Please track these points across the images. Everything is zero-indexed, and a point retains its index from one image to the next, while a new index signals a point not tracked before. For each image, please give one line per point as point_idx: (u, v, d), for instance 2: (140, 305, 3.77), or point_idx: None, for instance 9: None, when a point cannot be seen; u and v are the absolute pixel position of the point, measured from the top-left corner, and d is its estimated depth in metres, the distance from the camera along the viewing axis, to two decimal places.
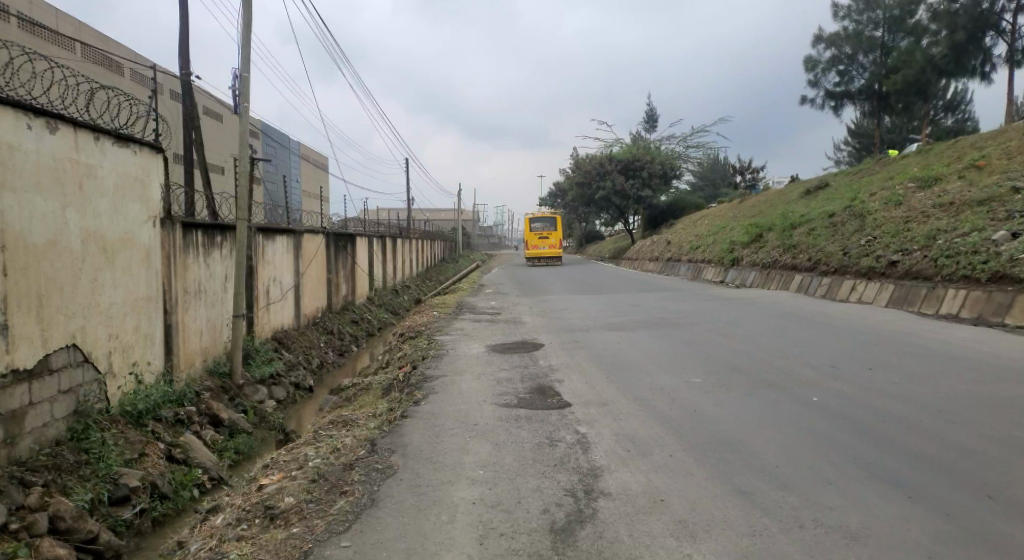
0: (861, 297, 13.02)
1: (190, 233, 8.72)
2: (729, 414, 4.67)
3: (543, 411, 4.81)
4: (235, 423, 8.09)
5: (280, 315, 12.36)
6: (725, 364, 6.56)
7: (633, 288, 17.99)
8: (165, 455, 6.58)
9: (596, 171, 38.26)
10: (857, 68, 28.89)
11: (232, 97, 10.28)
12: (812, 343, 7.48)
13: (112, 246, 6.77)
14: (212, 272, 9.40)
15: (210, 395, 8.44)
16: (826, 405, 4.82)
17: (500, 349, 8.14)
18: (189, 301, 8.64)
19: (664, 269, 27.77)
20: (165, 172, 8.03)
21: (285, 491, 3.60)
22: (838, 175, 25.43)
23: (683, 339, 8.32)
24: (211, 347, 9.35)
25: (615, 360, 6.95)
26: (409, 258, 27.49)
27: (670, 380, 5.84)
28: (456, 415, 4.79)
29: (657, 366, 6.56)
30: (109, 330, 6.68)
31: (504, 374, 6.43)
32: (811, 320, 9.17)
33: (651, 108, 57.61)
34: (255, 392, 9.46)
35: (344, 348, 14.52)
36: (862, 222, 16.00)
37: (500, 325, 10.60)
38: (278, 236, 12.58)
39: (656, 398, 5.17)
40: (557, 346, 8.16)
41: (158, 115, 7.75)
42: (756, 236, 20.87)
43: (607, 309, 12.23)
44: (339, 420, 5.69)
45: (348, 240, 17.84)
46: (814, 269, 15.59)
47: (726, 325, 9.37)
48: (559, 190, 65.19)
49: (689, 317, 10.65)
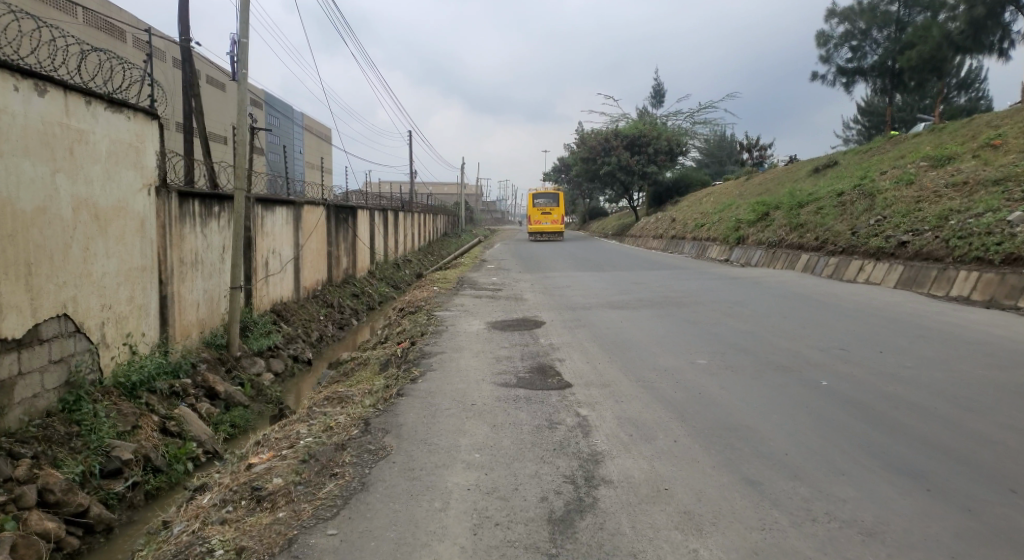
0: (868, 278, 12.81)
1: (187, 203, 8.49)
2: (736, 397, 4.52)
3: (543, 391, 4.66)
4: (231, 396, 7.98)
5: (279, 287, 12.21)
6: (731, 345, 6.40)
7: (636, 265, 17.79)
8: (160, 428, 6.43)
9: (602, 146, 37.76)
10: (871, 44, 28.14)
11: (229, 63, 9.97)
12: (820, 324, 7.30)
13: (105, 215, 6.45)
14: (209, 243, 9.19)
15: (206, 367, 8.31)
16: (836, 390, 4.66)
17: (501, 326, 7.98)
18: (185, 273, 8.45)
19: (668, 247, 27.54)
20: (161, 138, 7.71)
21: (274, 471, 3.47)
22: (847, 153, 25.00)
23: (687, 319, 8.15)
24: (208, 319, 9.19)
25: (618, 339, 6.79)
26: (411, 231, 27.28)
27: (674, 361, 5.69)
28: (454, 393, 4.65)
29: (661, 346, 6.40)
30: (102, 300, 6.40)
31: (504, 352, 6.29)
32: (818, 301, 8.99)
33: (658, 83, 56.69)
34: (253, 364, 9.35)
35: (344, 321, 14.41)
36: (872, 202, 15.70)
37: (501, 301, 10.45)
38: (278, 207, 12.37)
39: (659, 380, 5.02)
40: (559, 323, 8.01)
41: (154, 80, 7.37)
42: (763, 214, 20.59)
43: (611, 287, 12.07)
44: (334, 396, 5.56)
45: (349, 212, 17.62)
46: (822, 249, 15.34)
47: (732, 305, 9.20)
48: (564, 166, 64.62)
49: (693, 295, 10.48)
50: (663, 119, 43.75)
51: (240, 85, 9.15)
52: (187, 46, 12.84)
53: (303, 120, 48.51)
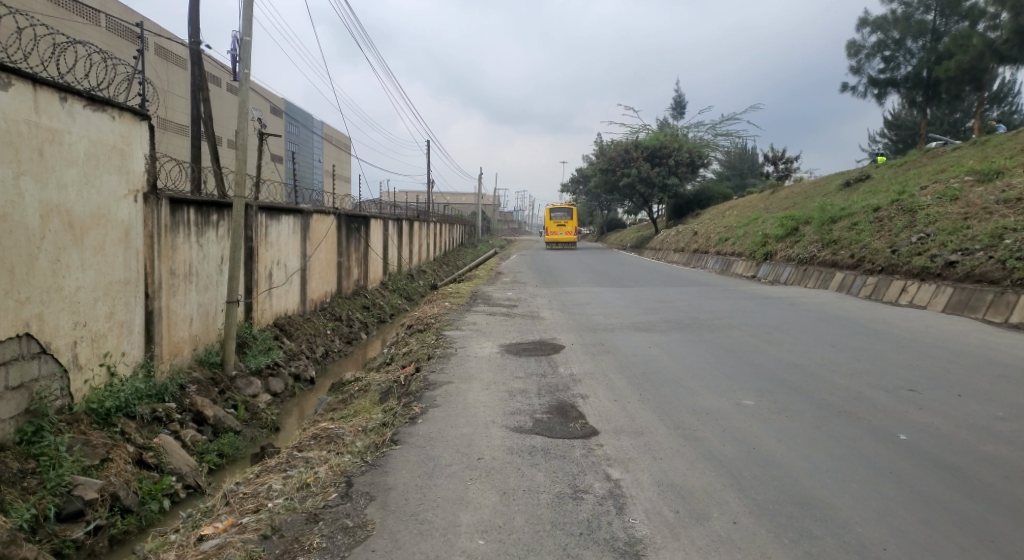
0: (913, 300, 11.88)
1: (180, 210, 7.87)
2: (800, 457, 3.73)
3: (565, 441, 3.90)
4: (220, 421, 7.30)
5: (283, 300, 11.58)
6: (780, 382, 5.59)
7: (659, 280, 16.94)
8: (135, 460, 5.74)
9: (622, 157, 36.94)
10: (904, 54, 27.06)
11: (233, 63, 9.40)
12: (880, 357, 6.44)
13: (82, 224, 5.82)
14: (205, 254, 8.58)
15: (196, 389, 7.66)
16: (921, 449, 3.86)
17: (516, 350, 7.22)
18: (177, 285, 7.84)
19: (690, 261, 26.63)
20: (151, 142, 7.12)
21: (225, 553, 2.71)
22: (880, 167, 23.95)
23: (723, 346, 7.33)
24: (203, 335, 8.57)
25: (647, 371, 6.01)
26: (425, 241, 26.68)
27: (718, 403, 4.90)
28: (457, 441, 3.91)
29: (698, 381, 5.62)
30: (75, 317, 5.76)
31: (519, 384, 5.53)
32: (868, 328, 8.13)
33: (680, 94, 55.84)
34: (249, 385, 8.68)
35: (352, 336, 13.74)
36: (913, 218, 14.72)
37: (516, 320, 9.72)
38: (285, 215, 11.76)
39: (704, 431, 4.23)
40: (579, 349, 7.24)
41: (145, 77, 6.79)
42: (792, 229, 19.62)
43: (634, 305, 11.27)
44: (322, 436, 4.85)
45: (361, 222, 17.00)
46: (858, 267, 14.40)
47: (770, 330, 8.34)
48: (582, 177, 64.03)
49: (726, 317, 9.64)
50: (684, 131, 42.85)
51: (242, 84, 8.55)
52: (196, 48, 12.34)
53: (321, 128, 48.26)
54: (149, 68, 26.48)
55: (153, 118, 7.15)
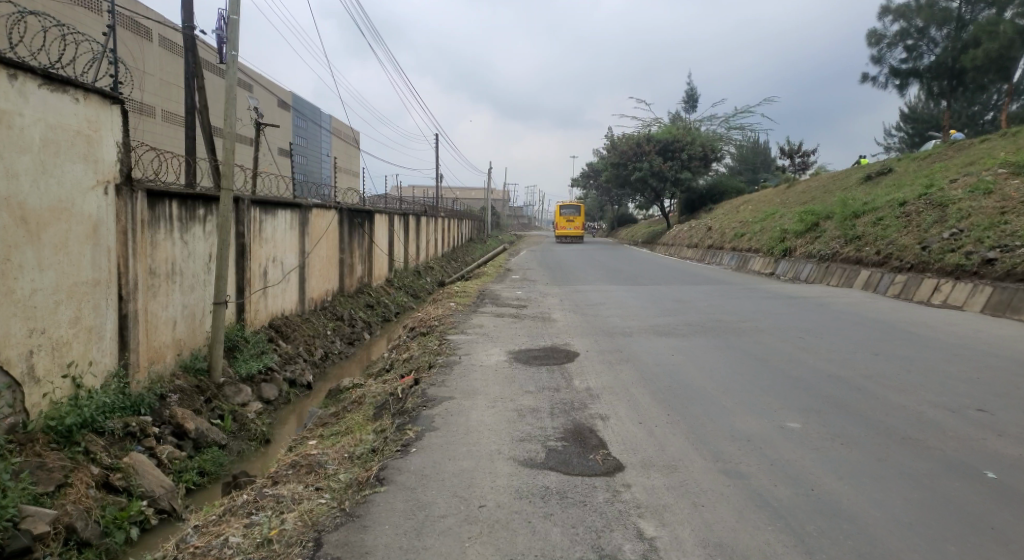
0: (946, 300, 11.09)
1: (160, 204, 7.28)
2: (871, 499, 3.03)
3: (584, 481, 3.25)
4: (202, 435, 6.77)
5: (280, 300, 11.00)
6: (825, 398, 4.88)
7: (674, 278, 16.23)
8: (100, 483, 5.17)
9: (633, 151, 36.12)
10: (927, 43, 26.00)
11: (221, 47, 8.78)
12: (933, 366, 5.71)
13: (37, 219, 5.23)
14: (191, 252, 8.00)
15: (178, 400, 7.11)
16: (1016, 490, 3.16)
17: (525, 359, 6.57)
18: (157, 286, 7.27)
19: (704, 257, 25.84)
20: (124, 129, 6.54)
21: None
22: (903, 160, 22.99)
23: (754, 354, 6.63)
24: (188, 339, 8.01)
25: (673, 385, 5.33)
26: (433, 237, 26.08)
27: (760, 427, 4.20)
28: (455, 481, 3.27)
29: (733, 399, 4.91)
30: (30, 323, 5.19)
31: (528, 402, 4.88)
32: (910, 333, 7.39)
33: (692, 88, 54.69)
34: (238, 393, 8.10)
35: (355, 336, 13.14)
36: (943, 213, 13.87)
37: (526, 322, 9.07)
38: (282, 210, 11.14)
39: (749, 464, 3.53)
40: (595, 357, 6.55)
41: (116, 57, 6.21)
42: (812, 224, 18.80)
43: (652, 306, 10.59)
44: (301, 466, 4.29)
45: (365, 217, 16.37)
46: (885, 264, 13.60)
47: (803, 335, 7.60)
48: (592, 172, 63.29)
49: (752, 320, 8.90)
50: (697, 124, 41.90)
51: (228, 67, 7.93)
52: (189, 33, 11.72)
53: (329, 122, 47.76)
54: (152, 62, 26.13)
55: (126, 102, 6.56)
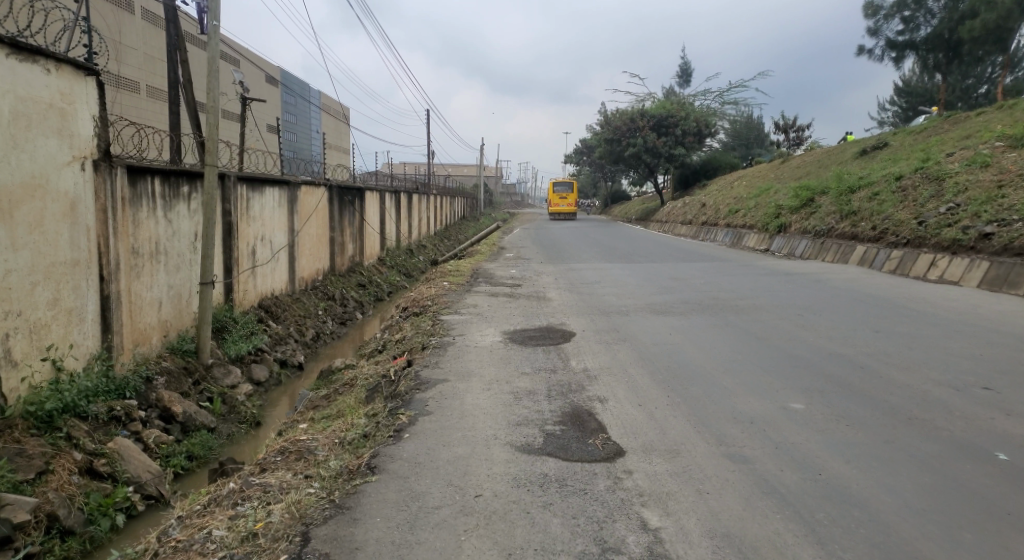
0: (942, 275, 10.99)
1: (142, 181, 7.03)
2: (881, 484, 2.92)
3: (584, 468, 3.12)
4: (190, 418, 6.62)
5: (269, 280, 10.79)
6: (828, 377, 4.76)
7: (669, 254, 16.10)
8: (83, 469, 5.03)
9: (627, 127, 35.71)
10: (924, 14, 25.62)
11: (202, 17, 8.44)
12: (936, 344, 5.60)
13: (9, 196, 5.00)
14: (175, 230, 7.77)
15: (165, 383, 6.95)
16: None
17: (521, 339, 6.43)
18: (141, 266, 7.05)
19: (698, 234, 25.69)
20: (101, 103, 6.28)
21: None
22: (898, 134, 22.79)
23: (753, 333, 6.51)
24: (175, 320, 7.82)
25: (672, 365, 5.21)
26: (426, 215, 25.77)
27: (764, 408, 4.07)
28: (450, 468, 3.14)
29: (735, 379, 4.80)
30: (5, 306, 4.99)
31: (525, 383, 4.74)
32: (910, 309, 7.27)
33: (686, 62, 53.99)
34: (227, 375, 7.94)
35: (347, 316, 12.97)
36: (939, 187, 13.72)
37: (521, 301, 8.92)
38: (270, 187, 10.87)
39: (752, 448, 3.41)
40: (592, 337, 6.42)
41: (89, 27, 5.93)
42: (807, 200, 18.64)
43: (648, 283, 10.45)
44: (290, 452, 4.16)
45: (356, 195, 16.08)
46: (881, 240, 13.48)
47: (802, 312, 7.48)
48: (585, 148, 62.75)
49: (749, 297, 8.78)
50: (691, 99, 41.44)
51: (210, 38, 7.61)
52: (170, 4, 11.28)
53: (319, 98, 46.98)
54: (135, 36, 25.48)
55: (102, 75, 6.28)
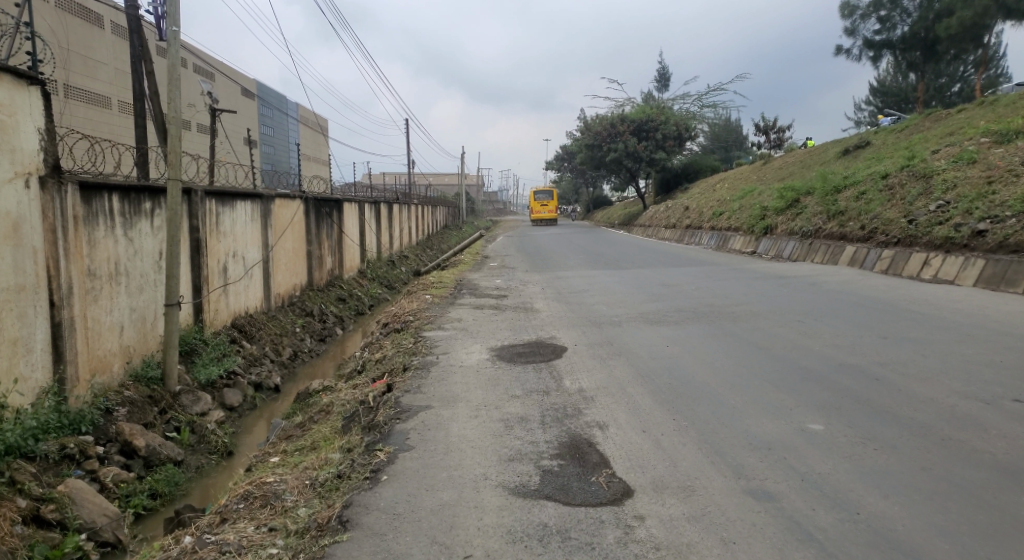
0: (937, 274, 10.77)
1: (98, 198, 6.53)
2: (932, 525, 2.54)
3: (588, 515, 2.73)
4: (154, 451, 6.07)
5: (243, 297, 10.28)
6: (844, 393, 4.41)
7: (656, 260, 15.80)
8: (28, 518, 4.51)
9: (607, 132, 35.52)
10: (901, 13, 25.79)
11: (162, 24, 7.95)
12: (950, 350, 5.27)
13: None
14: (137, 250, 7.24)
15: (127, 415, 6.40)
16: None
17: (509, 356, 6.01)
18: (99, 289, 6.52)
19: (683, 237, 25.48)
20: (46, 114, 5.79)
21: None
22: (879, 132, 22.77)
23: (755, 342, 6.16)
24: (139, 345, 7.27)
25: (674, 382, 4.82)
26: (407, 226, 25.28)
27: (781, 432, 3.71)
28: (434, 520, 2.72)
29: (744, 397, 4.43)
30: None
31: (516, 409, 4.34)
32: (915, 313, 6.97)
33: (664, 67, 54.14)
34: (196, 402, 7.39)
35: (326, 333, 12.47)
36: (927, 185, 13.56)
37: (507, 314, 8.51)
38: (241, 200, 10.36)
39: (776, 482, 3.02)
40: (585, 352, 6.01)
41: (33, 32, 5.47)
42: (793, 201, 18.48)
43: (638, 291, 10.08)
44: (256, 497, 3.71)
45: (334, 206, 15.58)
46: (871, 240, 13.28)
47: (802, 319, 7.14)
48: (566, 155, 62.66)
49: (745, 303, 8.45)
50: (670, 103, 41.45)
51: (170, 45, 7.14)
52: (134, 14, 10.65)
53: (296, 110, 46.34)
54: (105, 50, 24.81)
55: (48, 85, 5.81)
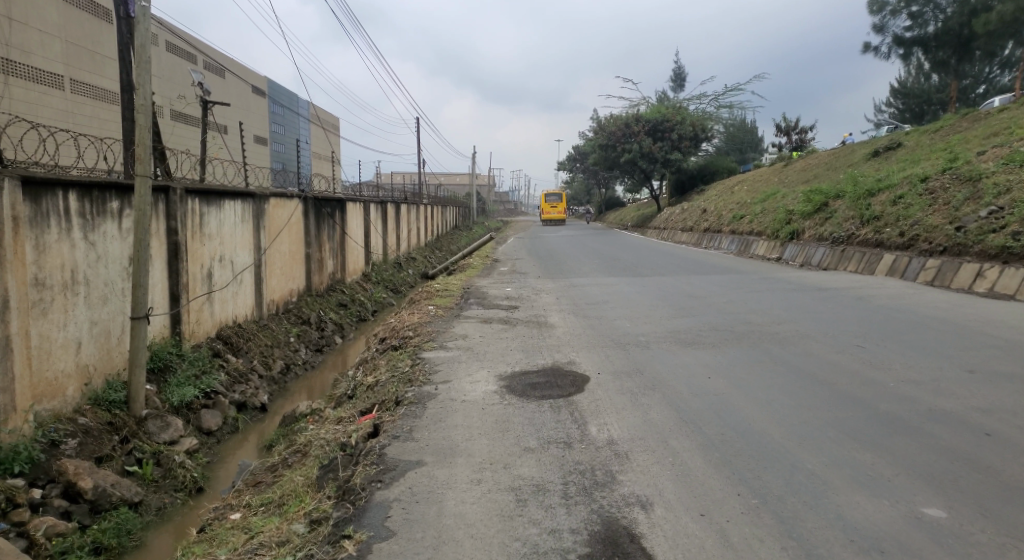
0: (993, 287, 9.69)
1: (49, 197, 5.61)
2: None
3: None
4: (104, 494, 5.10)
5: (230, 305, 9.40)
6: (954, 458, 3.46)
7: (678, 266, 14.76)
8: None
9: (622, 131, 34.42)
10: (933, 8, 24.54)
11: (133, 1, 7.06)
12: None
13: None
14: (100, 255, 6.34)
15: (77, 448, 5.47)
16: None
17: (522, 389, 5.04)
18: (49, 301, 5.62)
19: (701, 241, 24.36)
20: None
21: None
22: (911, 133, 21.59)
23: (814, 375, 5.15)
24: (100, 363, 6.36)
25: (730, 435, 3.85)
26: (415, 226, 24.35)
27: (891, 521, 2.79)
28: None
29: (824, 460, 3.48)
30: None
31: (530, 471, 3.39)
32: (996, 339, 5.95)
33: (679, 67, 53.03)
34: (165, 428, 6.46)
35: (323, 342, 11.58)
36: (975, 188, 12.47)
37: (519, 330, 7.56)
38: (229, 199, 9.43)
39: None
40: (611, 384, 5.05)
41: None
42: (821, 204, 17.37)
43: (664, 304, 9.09)
44: None
45: (336, 206, 14.68)
46: (912, 248, 12.21)
47: (862, 344, 6.14)
48: (579, 155, 61.54)
49: (788, 321, 7.44)
50: (687, 104, 40.23)
51: (138, 20, 6.24)
52: None
53: (307, 108, 45.63)
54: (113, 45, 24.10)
55: None
